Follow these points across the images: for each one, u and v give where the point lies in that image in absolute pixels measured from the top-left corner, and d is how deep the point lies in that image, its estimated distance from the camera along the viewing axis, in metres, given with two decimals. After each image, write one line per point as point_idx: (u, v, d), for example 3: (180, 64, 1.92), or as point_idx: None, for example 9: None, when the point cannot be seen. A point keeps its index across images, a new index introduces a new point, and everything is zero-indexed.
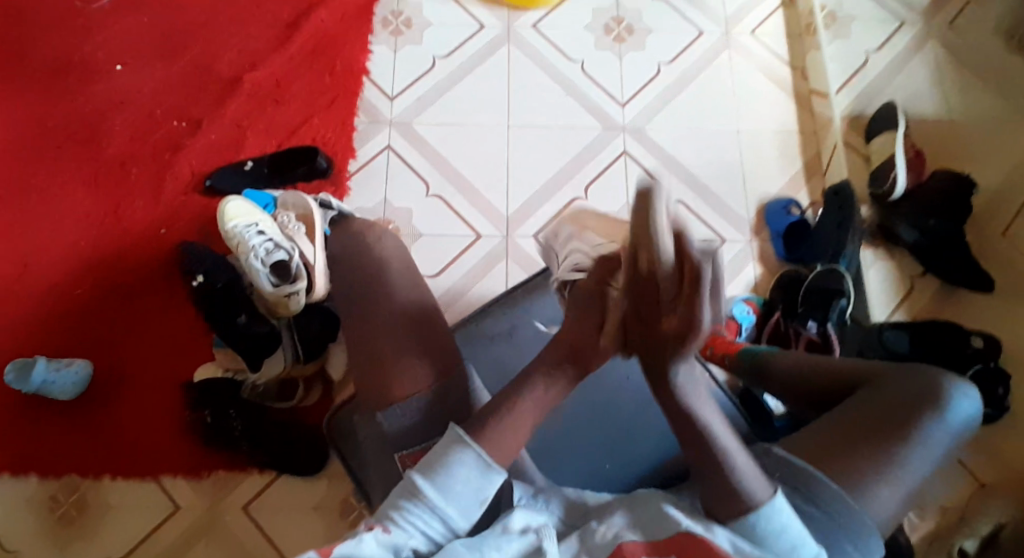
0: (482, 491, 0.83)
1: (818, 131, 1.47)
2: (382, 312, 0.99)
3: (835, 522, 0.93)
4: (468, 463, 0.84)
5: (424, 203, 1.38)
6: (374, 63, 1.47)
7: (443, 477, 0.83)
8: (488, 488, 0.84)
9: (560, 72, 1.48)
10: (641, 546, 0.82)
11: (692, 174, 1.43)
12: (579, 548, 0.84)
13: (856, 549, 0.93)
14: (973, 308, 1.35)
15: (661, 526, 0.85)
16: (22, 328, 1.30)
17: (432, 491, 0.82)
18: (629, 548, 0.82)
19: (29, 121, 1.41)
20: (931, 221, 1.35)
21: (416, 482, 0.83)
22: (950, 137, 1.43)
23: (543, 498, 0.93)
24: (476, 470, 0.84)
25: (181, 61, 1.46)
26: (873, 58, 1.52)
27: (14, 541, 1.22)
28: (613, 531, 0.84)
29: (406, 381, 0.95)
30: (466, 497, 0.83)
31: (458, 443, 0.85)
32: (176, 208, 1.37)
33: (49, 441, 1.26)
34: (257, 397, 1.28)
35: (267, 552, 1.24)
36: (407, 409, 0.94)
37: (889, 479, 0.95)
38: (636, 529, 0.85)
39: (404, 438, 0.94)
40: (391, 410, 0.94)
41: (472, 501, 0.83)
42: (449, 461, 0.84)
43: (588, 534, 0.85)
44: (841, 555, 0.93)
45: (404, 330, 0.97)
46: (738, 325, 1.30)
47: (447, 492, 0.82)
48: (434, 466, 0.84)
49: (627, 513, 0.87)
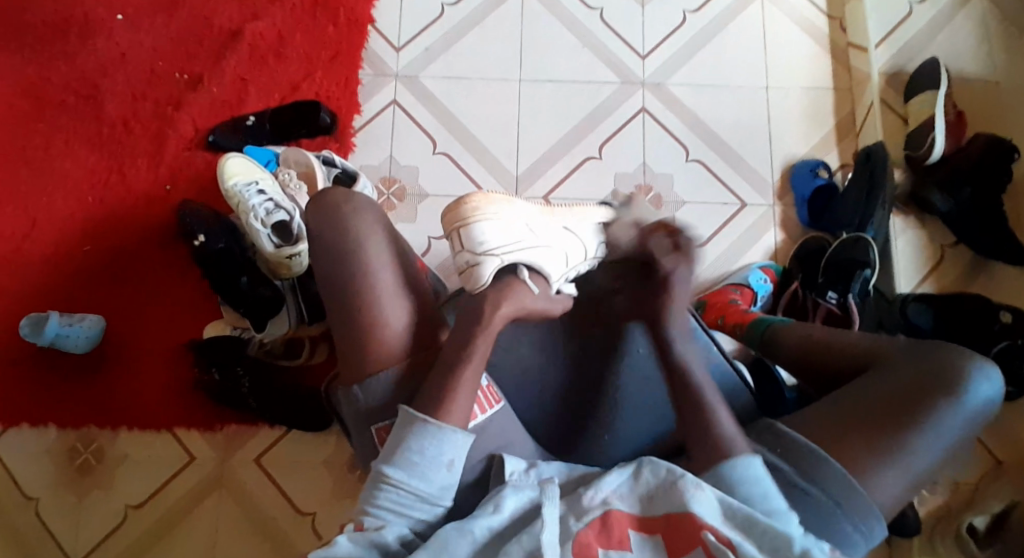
0: (446, 457, 0.83)
1: (853, 87, 1.37)
2: (365, 311, 0.89)
3: (830, 501, 0.88)
4: (424, 436, 0.83)
5: (431, 160, 1.34)
6: (379, 11, 1.41)
7: (406, 458, 0.83)
8: (452, 452, 0.84)
9: (577, 22, 1.40)
10: (626, 518, 0.81)
11: (714, 133, 1.36)
12: (567, 512, 0.82)
13: (861, 535, 0.88)
14: (1004, 281, 1.28)
15: (652, 500, 0.83)
16: (36, 284, 1.32)
17: (399, 475, 0.82)
18: (616, 517, 0.81)
19: (34, 77, 1.39)
20: (965, 189, 1.26)
21: (382, 470, 0.83)
22: (992, 98, 1.33)
23: (537, 472, 0.88)
24: (435, 441, 0.83)
25: (184, 10, 1.41)
26: (916, 8, 1.39)
27: (38, 491, 1.27)
28: (602, 497, 0.83)
29: (383, 356, 0.90)
30: (436, 471, 0.83)
31: (412, 420, 0.84)
32: (181, 163, 1.35)
33: (65, 392, 1.29)
34: (264, 353, 1.29)
35: (277, 504, 1.27)
36: (380, 383, 0.89)
37: (892, 463, 0.88)
38: (626, 498, 0.84)
39: (386, 407, 0.89)
40: (367, 385, 0.89)
41: (440, 471, 0.83)
42: (409, 442, 0.83)
43: (577, 502, 0.83)
44: (838, 535, 0.88)
45: (391, 317, 0.89)
46: (753, 294, 1.26)
47: (413, 470, 0.82)
48: (395, 451, 0.84)
49: (620, 474, 0.85)
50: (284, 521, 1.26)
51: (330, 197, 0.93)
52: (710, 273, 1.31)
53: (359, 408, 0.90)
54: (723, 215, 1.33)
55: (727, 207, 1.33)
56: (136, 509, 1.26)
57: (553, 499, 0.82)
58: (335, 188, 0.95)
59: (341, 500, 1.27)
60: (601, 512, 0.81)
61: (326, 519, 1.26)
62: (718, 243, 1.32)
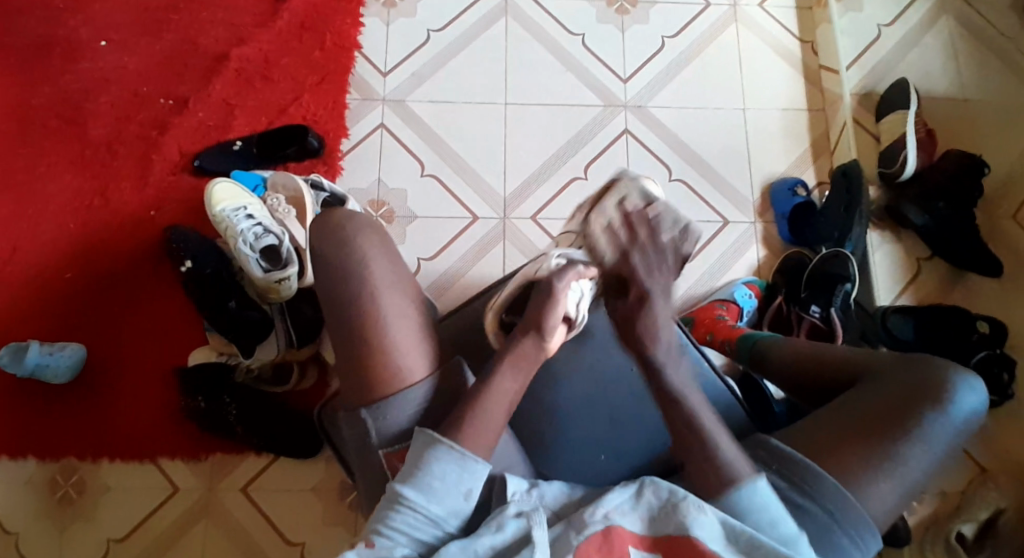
0: (465, 485, 0.81)
1: (827, 108, 1.42)
2: (370, 328, 0.88)
3: (830, 518, 0.87)
4: (445, 460, 0.82)
5: (419, 183, 1.35)
6: (365, 36, 1.43)
7: (423, 479, 0.81)
8: (472, 480, 0.82)
9: (561, 46, 1.44)
10: (628, 535, 0.79)
11: (696, 153, 1.39)
12: (566, 529, 0.79)
13: (855, 545, 0.87)
14: (981, 293, 1.32)
15: (659, 522, 0.80)
16: (15, 312, 1.29)
17: (416, 497, 0.80)
18: (619, 532, 0.79)
19: (16, 102, 1.38)
20: (938, 204, 1.31)
21: (398, 491, 0.81)
22: (959, 117, 1.39)
23: (538, 492, 0.85)
24: (456, 467, 0.81)
25: (171, 37, 1.41)
26: (885, 31, 1.46)
27: (14, 525, 1.23)
28: (602, 512, 0.80)
29: (394, 370, 0.87)
30: (452, 496, 0.81)
31: (434, 443, 0.82)
32: (167, 188, 1.34)
33: (45, 424, 1.26)
34: (251, 380, 1.26)
35: (264, 533, 1.24)
36: (399, 407, 0.87)
37: (887, 473, 0.88)
38: (627, 513, 0.80)
39: (402, 432, 0.87)
40: (383, 409, 0.87)
41: (458, 497, 0.81)
42: (428, 463, 0.82)
43: (574, 519, 0.80)
44: (836, 551, 0.87)
45: (398, 335, 0.88)
46: (738, 309, 1.28)
47: (431, 493, 0.80)
48: (414, 471, 0.82)
49: (621, 492, 0.81)
50: (272, 551, 1.23)
51: (336, 217, 0.93)
52: (696, 288, 1.33)
53: (363, 431, 0.88)
54: (707, 232, 1.36)
55: (711, 225, 1.36)
56: (118, 543, 1.22)
57: (540, 524, 0.78)
58: (339, 207, 0.95)
59: (331, 529, 1.24)
60: (603, 527, 0.79)
61: (316, 549, 1.23)
62: (702, 259, 1.34)
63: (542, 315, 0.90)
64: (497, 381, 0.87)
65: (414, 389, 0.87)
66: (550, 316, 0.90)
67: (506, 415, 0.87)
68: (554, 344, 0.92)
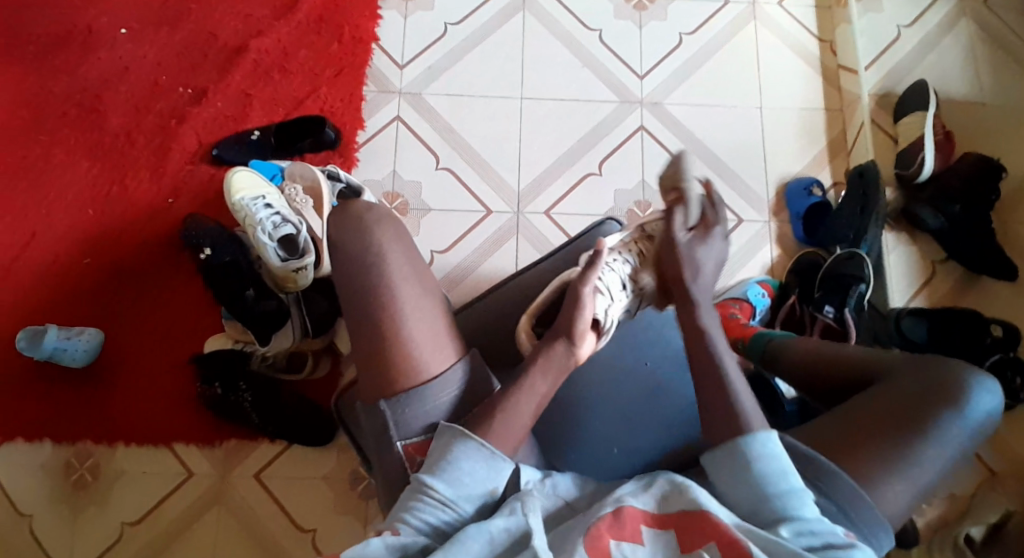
0: (490, 482, 0.82)
1: (844, 108, 1.42)
2: (383, 320, 0.88)
3: (840, 512, 0.86)
4: (473, 455, 0.82)
5: (434, 176, 1.36)
6: (383, 29, 1.44)
7: (449, 472, 0.82)
8: (496, 479, 0.83)
9: (578, 42, 1.44)
10: (640, 515, 0.79)
11: (710, 151, 1.39)
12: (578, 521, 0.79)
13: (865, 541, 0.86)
14: (997, 296, 1.31)
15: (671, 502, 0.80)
16: (33, 298, 1.31)
17: (442, 489, 0.81)
18: (629, 513, 0.78)
19: (36, 90, 1.39)
20: (955, 206, 1.30)
21: (423, 481, 0.81)
22: (977, 119, 1.39)
23: (552, 482, 0.86)
24: (483, 463, 0.82)
25: (189, 27, 1.42)
26: (904, 32, 1.45)
27: (29, 506, 1.24)
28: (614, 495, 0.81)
29: (408, 362, 0.88)
30: (477, 492, 0.81)
31: (462, 438, 0.83)
32: (184, 178, 1.36)
33: (62, 408, 1.28)
34: (267, 368, 1.28)
35: (276, 520, 1.25)
36: (420, 407, 0.87)
37: (900, 472, 0.88)
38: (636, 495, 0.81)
39: (420, 427, 0.88)
40: (405, 408, 0.87)
41: (482, 493, 0.82)
42: (455, 456, 0.82)
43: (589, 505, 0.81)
44: None
45: (415, 328, 0.88)
46: (751, 308, 1.27)
47: (456, 486, 0.81)
48: (440, 464, 0.82)
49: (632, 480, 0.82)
50: (282, 537, 1.24)
51: (354, 211, 0.94)
52: None
53: (378, 423, 0.89)
54: None
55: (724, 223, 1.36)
56: (132, 526, 1.24)
57: (534, 513, 0.78)
58: (356, 200, 0.96)
59: (342, 517, 1.25)
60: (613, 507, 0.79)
61: (326, 536, 1.24)
62: None
63: (573, 320, 0.90)
64: (523, 378, 0.88)
65: (434, 381, 0.88)
66: (580, 321, 0.90)
67: (533, 416, 0.87)
68: (584, 352, 0.92)
